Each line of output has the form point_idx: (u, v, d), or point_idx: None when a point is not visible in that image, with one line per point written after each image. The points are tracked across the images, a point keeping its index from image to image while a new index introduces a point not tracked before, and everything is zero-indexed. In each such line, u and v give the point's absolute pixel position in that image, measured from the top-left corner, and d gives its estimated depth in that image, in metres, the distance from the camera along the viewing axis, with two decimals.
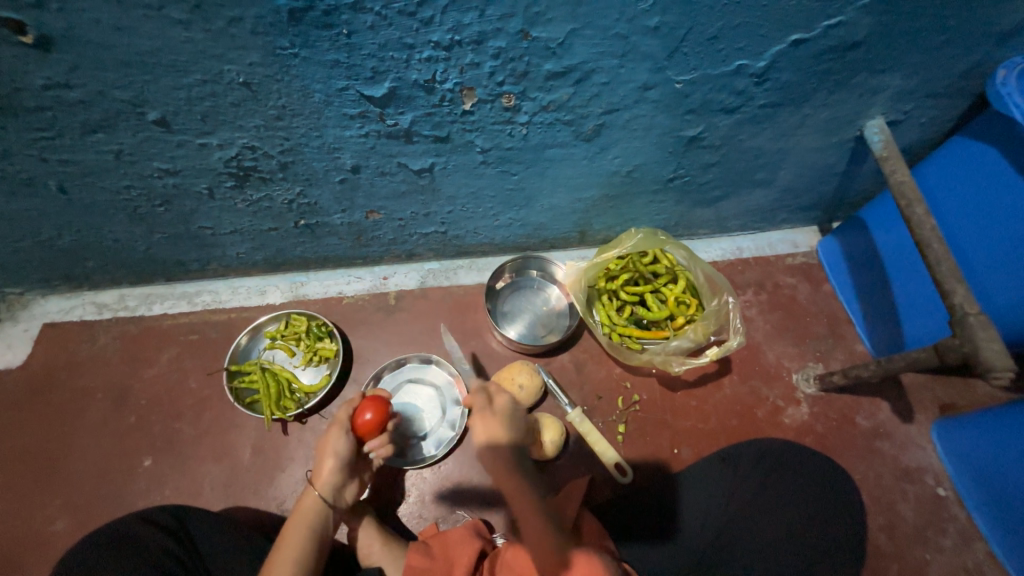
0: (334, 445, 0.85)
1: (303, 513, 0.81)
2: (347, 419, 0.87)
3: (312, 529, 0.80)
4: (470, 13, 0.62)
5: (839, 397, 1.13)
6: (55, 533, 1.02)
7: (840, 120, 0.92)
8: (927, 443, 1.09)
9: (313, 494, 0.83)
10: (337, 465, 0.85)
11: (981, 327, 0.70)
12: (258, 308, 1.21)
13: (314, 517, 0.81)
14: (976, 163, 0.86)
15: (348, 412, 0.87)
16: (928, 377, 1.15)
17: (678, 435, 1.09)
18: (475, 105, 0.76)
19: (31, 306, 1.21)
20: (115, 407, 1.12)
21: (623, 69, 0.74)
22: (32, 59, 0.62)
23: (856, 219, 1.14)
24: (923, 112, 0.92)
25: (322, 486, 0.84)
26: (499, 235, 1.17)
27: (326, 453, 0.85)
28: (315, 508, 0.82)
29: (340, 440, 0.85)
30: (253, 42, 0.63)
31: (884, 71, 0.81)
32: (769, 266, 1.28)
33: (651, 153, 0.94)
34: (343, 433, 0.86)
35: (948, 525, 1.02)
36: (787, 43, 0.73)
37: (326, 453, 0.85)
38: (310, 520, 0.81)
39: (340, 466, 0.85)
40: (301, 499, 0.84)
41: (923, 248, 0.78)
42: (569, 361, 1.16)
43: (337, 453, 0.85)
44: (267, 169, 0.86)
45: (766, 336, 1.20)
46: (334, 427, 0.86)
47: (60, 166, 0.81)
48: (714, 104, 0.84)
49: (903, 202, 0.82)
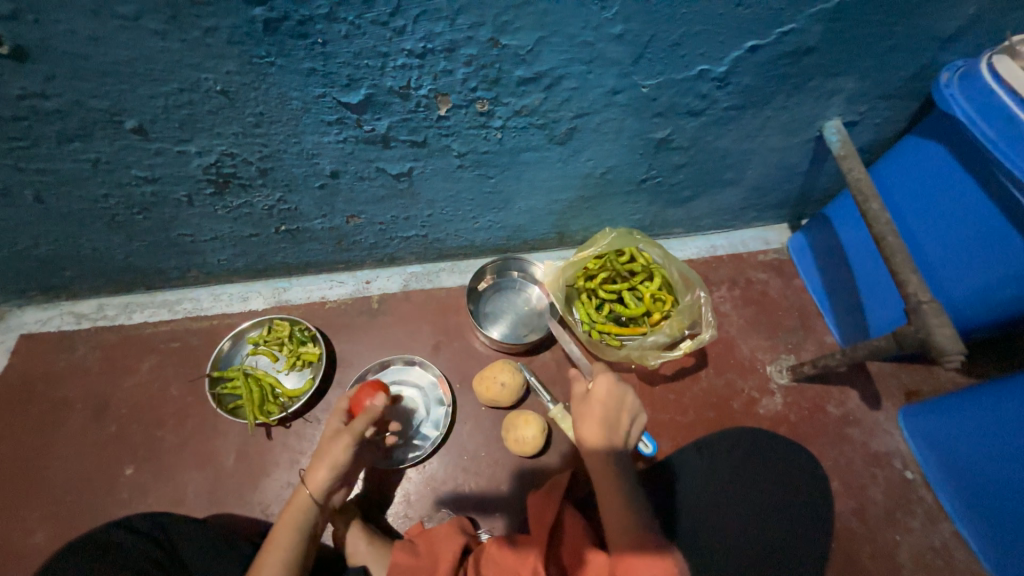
0: (338, 453, 0.82)
1: (292, 517, 0.80)
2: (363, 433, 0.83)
3: (299, 535, 0.79)
4: (441, 22, 0.65)
5: (811, 387, 1.17)
6: (33, 547, 1.00)
7: (800, 121, 0.96)
8: (895, 428, 1.14)
9: (303, 497, 0.82)
10: (334, 473, 0.82)
11: (933, 314, 0.74)
12: (240, 314, 1.21)
13: (302, 522, 0.80)
14: (926, 160, 0.92)
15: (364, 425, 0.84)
16: (894, 366, 1.20)
17: (658, 428, 1.12)
18: (450, 111, 0.79)
19: (6, 317, 1.19)
20: (95, 417, 1.11)
21: (591, 75, 0.78)
22: (8, 69, 0.63)
23: (821, 215, 1.19)
24: (877, 113, 0.98)
25: (316, 491, 0.81)
26: (480, 237, 1.19)
27: (330, 458, 0.82)
28: (304, 514, 0.80)
29: (345, 450, 0.82)
30: (229, 52, 0.65)
31: (838, 75, 0.86)
32: (742, 262, 1.32)
33: (623, 155, 0.98)
34: (349, 444, 0.82)
35: (916, 506, 1.06)
36: (744, 49, 0.77)
37: (330, 459, 0.81)
38: (298, 526, 0.79)
39: (336, 475, 0.82)
40: (292, 502, 0.82)
41: (878, 241, 0.83)
42: (551, 360, 1.18)
43: (338, 460, 0.82)
44: (247, 175, 0.87)
45: (740, 330, 1.24)
46: (345, 436, 0.83)
47: (36, 176, 0.81)
48: (680, 107, 0.88)
49: (860, 198, 0.87)
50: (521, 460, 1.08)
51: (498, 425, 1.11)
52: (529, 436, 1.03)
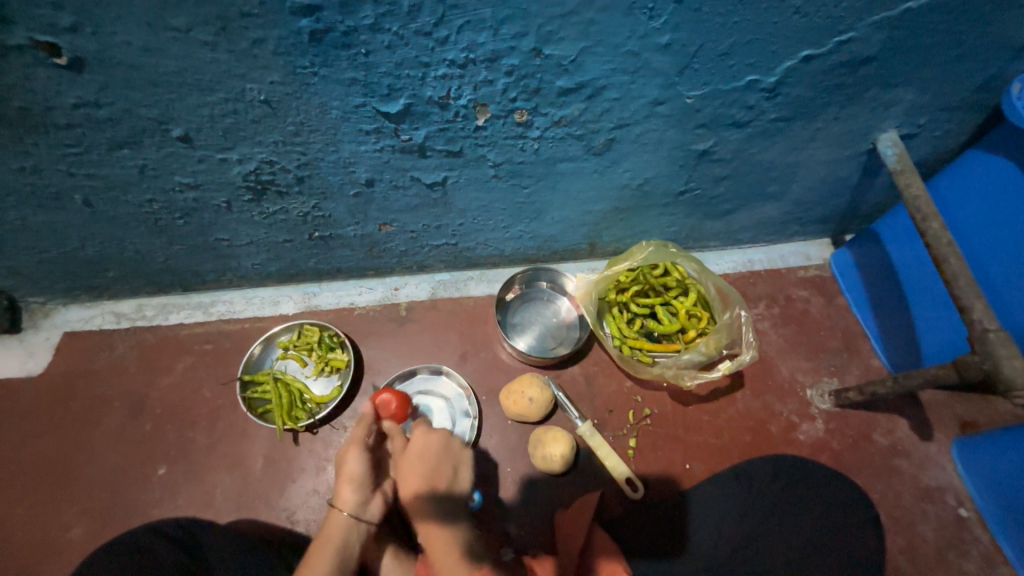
0: (351, 463, 0.85)
1: (328, 535, 0.79)
2: (367, 442, 0.87)
3: (338, 551, 0.78)
4: (484, 32, 0.64)
5: (856, 413, 1.11)
6: (70, 540, 1.03)
7: (853, 133, 0.91)
8: (948, 462, 1.06)
9: (337, 516, 0.81)
10: (355, 486, 0.83)
11: (1001, 344, 0.68)
12: (271, 318, 1.22)
13: (337, 537, 0.79)
14: (992, 177, 0.86)
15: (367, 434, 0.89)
16: (947, 394, 1.12)
17: (691, 450, 1.08)
18: (487, 121, 0.78)
19: (52, 315, 1.23)
20: (131, 415, 1.14)
21: (634, 85, 0.75)
22: (65, 79, 0.64)
23: (869, 232, 1.13)
24: (938, 126, 0.92)
25: (343, 505, 0.82)
26: (509, 247, 1.18)
27: (346, 471, 0.84)
28: (338, 530, 0.80)
29: (357, 459, 0.85)
30: (274, 62, 0.65)
31: (897, 85, 0.81)
32: (780, 278, 1.27)
33: (663, 166, 0.94)
34: (359, 452, 0.86)
35: (972, 547, 0.99)
36: (798, 59, 0.74)
37: (345, 472, 0.84)
38: (334, 542, 0.79)
39: (356, 483, 0.83)
40: (326, 523, 0.82)
41: (940, 263, 0.76)
42: (580, 374, 1.16)
43: (354, 470, 0.84)
44: (284, 183, 0.88)
45: (779, 350, 1.18)
46: (352, 448, 0.86)
47: (86, 181, 0.83)
48: (725, 119, 0.84)
49: (919, 216, 0.81)
50: (547, 478, 1.06)
51: (524, 439, 1.10)
52: (556, 454, 1.01)
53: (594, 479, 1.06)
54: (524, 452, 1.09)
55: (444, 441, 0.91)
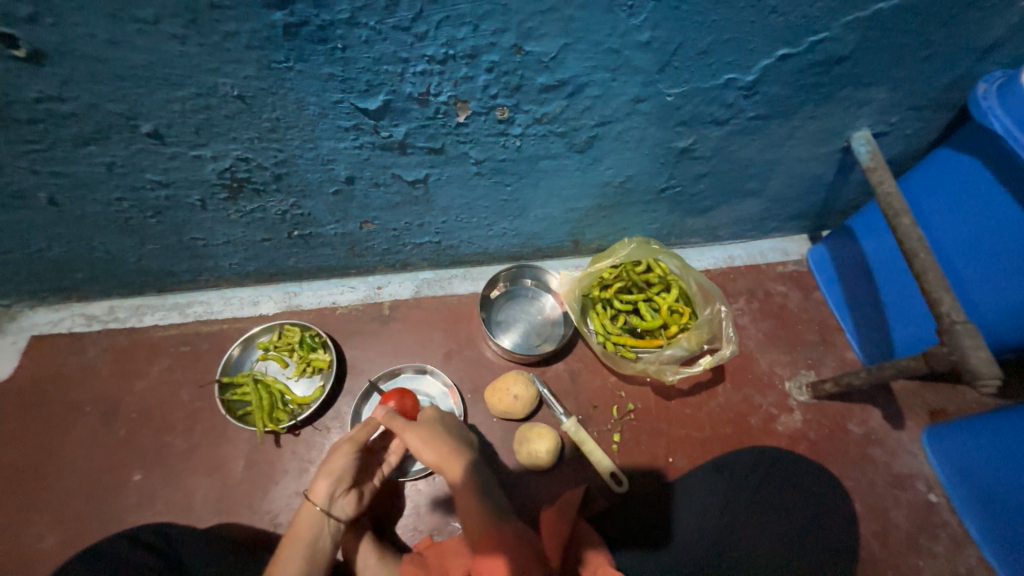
0: (337, 458, 0.82)
1: (298, 530, 0.78)
2: (364, 441, 0.85)
3: (301, 545, 0.77)
4: (464, 28, 0.63)
5: (832, 405, 1.14)
6: (41, 551, 0.99)
7: (828, 131, 0.93)
8: (919, 450, 1.10)
9: (309, 510, 0.79)
10: (333, 482, 0.81)
11: (967, 335, 0.71)
12: (251, 318, 1.20)
13: (305, 533, 0.78)
14: (959, 175, 0.89)
15: (367, 435, 0.86)
16: (918, 384, 1.16)
17: (674, 444, 1.10)
18: (469, 118, 0.77)
19: (18, 318, 1.19)
20: (104, 420, 1.10)
21: (615, 82, 0.75)
22: (25, 72, 0.62)
23: (845, 227, 1.16)
24: (908, 124, 0.94)
25: (317, 500, 0.80)
26: (494, 245, 1.18)
27: (329, 465, 0.82)
28: (308, 525, 0.78)
29: (345, 455, 0.83)
30: (248, 56, 0.63)
31: (870, 85, 0.83)
32: (760, 273, 1.29)
33: (644, 164, 0.95)
34: (350, 450, 0.83)
35: (940, 531, 1.03)
36: (774, 57, 0.75)
37: (327, 466, 0.82)
38: (302, 539, 0.77)
39: (336, 479, 0.81)
40: (297, 517, 0.80)
41: (910, 258, 0.79)
42: (564, 370, 1.16)
43: (338, 465, 0.82)
44: (261, 180, 0.86)
45: (758, 343, 1.21)
46: (346, 443, 0.84)
47: (51, 178, 0.80)
48: (705, 117, 0.85)
49: (891, 213, 0.83)
50: (532, 474, 1.06)
51: (509, 436, 1.10)
52: (541, 450, 1.02)
53: (579, 474, 1.06)
54: (510, 449, 1.09)
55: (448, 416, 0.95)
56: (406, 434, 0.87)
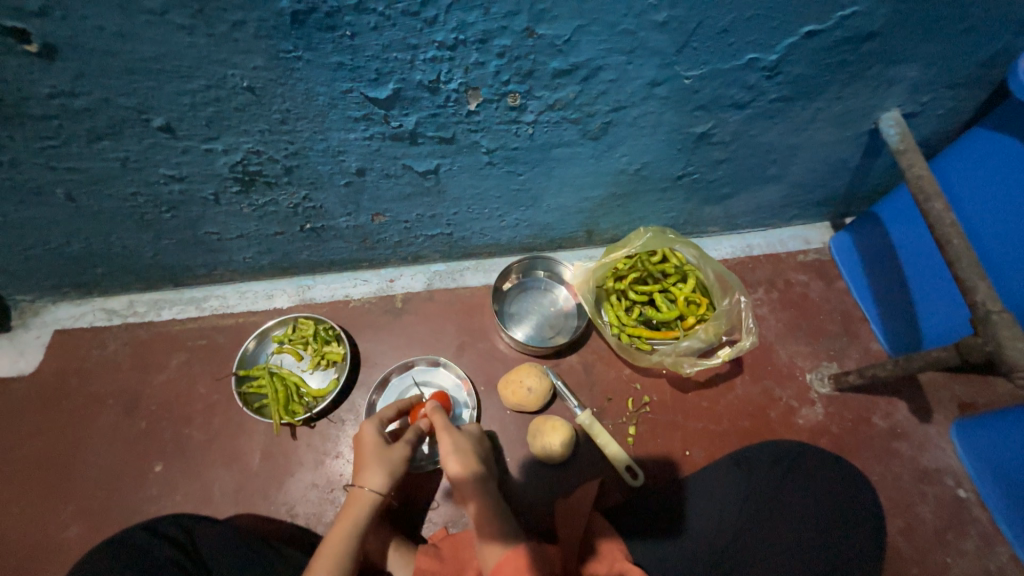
0: (396, 452, 0.83)
1: (352, 520, 0.77)
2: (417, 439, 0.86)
3: (352, 537, 0.76)
4: (474, 12, 0.61)
5: (856, 397, 1.11)
6: (69, 539, 1.03)
7: (854, 113, 0.89)
8: (948, 443, 1.07)
9: (363, 501, 0.78)
10: (391, 476, 0.81)
11: (1004, 326, 0.67)
12: (266, 312, 1.21)
13: (356, 525, 0.76)
14: (997, 156, 0.84)
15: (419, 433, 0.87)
16: (946, 376, 1.12)
17: (690, 437, 1.08)
18: (480, 105, 0.75)
19: (41, 313, 1.22)
20: (126, 412, 1.13)
21: (631, 66, 0.73)
22: (36, 67, 0.62)
23: (870, 214, 1.12)
24: (941, 104, 0.90)
25: (374, 490, 0.79)
26: (506, 236, 1.16)
27: (388, 456, 0.82)
28: (361, 513, 0.77)
29: (404, 449, 0.83)
30: (256, 46, 0.63)
31: (901, 62, 0.79)
32: (779, 263, 1.26)
33: (660, 150, 0.92)
34: (408, 444, 0.84)
35: (970, 527, 1.00)
36: (799, 35, 0.71)
37: (388, 457, 0.81)
38: (353, 531, 0.76)
39: (394, 475, 0.81)
40: (348, 504, 0.78)
41: (942, 244, 0.75)
42: (578, 363, 1.15)
43: (397, 460, 0.82)
44: (273, 173, 0.85)
45: (778, 334, 1.18)
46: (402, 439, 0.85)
47: (67, 175, 0.81)
48: (724, 100, 0.82)
49: (921, 197, 0.79)
50: (547, 466, 1.06)
51: (524, 428, 1.09)
52: (555, 442, 1.01)
53: (593, 465, 1.05)
54: (524, 441, 1.08)
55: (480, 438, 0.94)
56: (448, 438, 0.85)
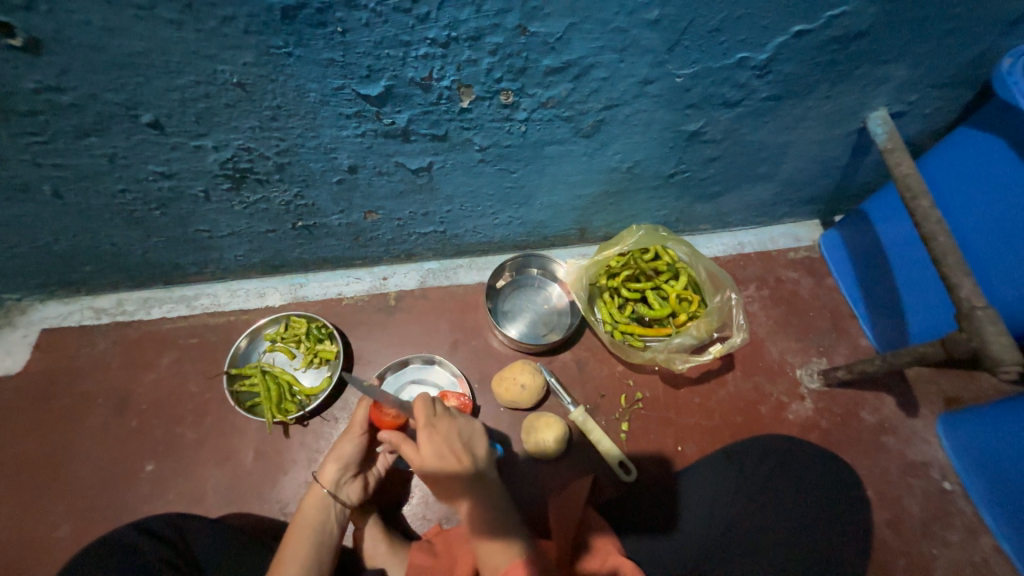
0: (344, 442, 0.87)
1: (307, 514, 0.81)
2: (362, 423, 0.87)
3: (310, 530, 0.80)
4: (466, 9, 0.61)
5: (844, 393, 1.12)
6: (59, 540, 1.01)
7: (843, 111, 0.90)
8: (932, 437, 1.09)
9: (317, 493, 0.84)
10: (339, 466, 0.85)
11: (988, 321, 0.69)
12: (258, 310, 1.20)
13: (315, 519, 0.81)
14: (984, 155, 0.85)
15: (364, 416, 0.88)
16: (932, 371, 1.14)
17: (682, 433, 1.09)
18: (473, 103, 0.75)
19: (28, 312, 1.20)
20: (116, 412, 1.11)
21: (623, 64, 0.73)
22: (21, 62, 0.61)
23: (859, 212, 1.14)
24: (928, 103, 0.91)
25: (324, 483, 0.84)
26: (499, 234, 1.16)
27: (338, 448, 0.87)
28: (317, 507, 0.82)
29: (350, 440, 0.87)
30: (246, 42, 0.62)
31: (889, 61, 0.80)
32: (770, 260, 1.27)
33: (652, 148, 0.93)
34: (353, 434, 0.87)
35: (955, 519, 1.02)
36: (789, 34, 0.72)
37: (336, 450, 0.86)
38: (312, 524, 0.80)
39: (344, 464, 0.85)
40: (304, 502, 0.83)
41: (928, 242, 0.76)
42: (572, 360, 1.15)
43: (345, 450, 0.86)
44: (264, 170, 0.85)
45: (769, 331, 1.19)
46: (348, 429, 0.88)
47: (54, 171, 0.79)
48: (715, 98, 0.83)
49: (908, 195, 0.81)
50: (540, 462, 1.06)
51: (517, 425, 1.10)
52: (548, 439, 1.02)
53: (585, 461, 1.07)
54: (518, 438, 1.09)
55: (455, 423, 0.84)
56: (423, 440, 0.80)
